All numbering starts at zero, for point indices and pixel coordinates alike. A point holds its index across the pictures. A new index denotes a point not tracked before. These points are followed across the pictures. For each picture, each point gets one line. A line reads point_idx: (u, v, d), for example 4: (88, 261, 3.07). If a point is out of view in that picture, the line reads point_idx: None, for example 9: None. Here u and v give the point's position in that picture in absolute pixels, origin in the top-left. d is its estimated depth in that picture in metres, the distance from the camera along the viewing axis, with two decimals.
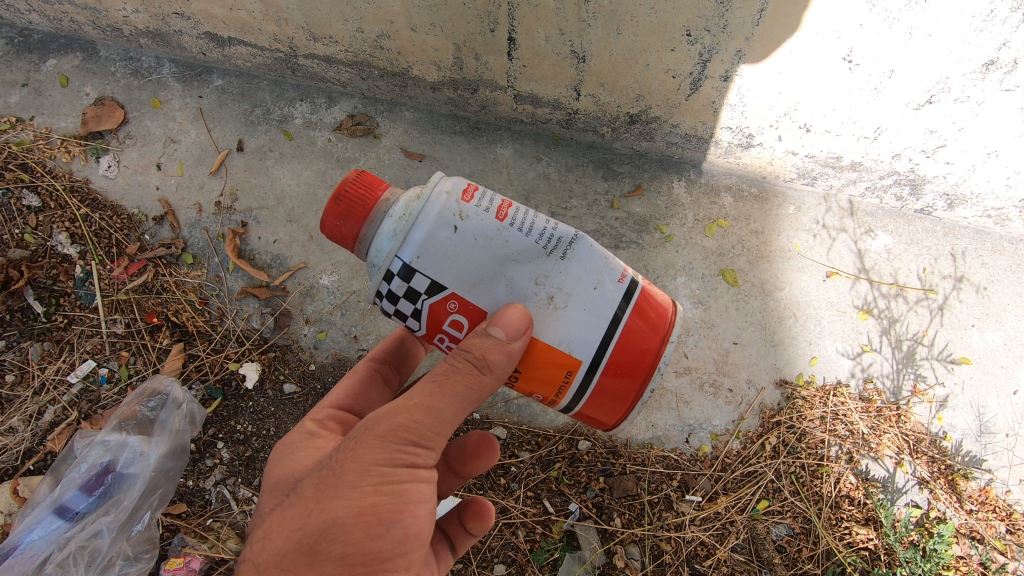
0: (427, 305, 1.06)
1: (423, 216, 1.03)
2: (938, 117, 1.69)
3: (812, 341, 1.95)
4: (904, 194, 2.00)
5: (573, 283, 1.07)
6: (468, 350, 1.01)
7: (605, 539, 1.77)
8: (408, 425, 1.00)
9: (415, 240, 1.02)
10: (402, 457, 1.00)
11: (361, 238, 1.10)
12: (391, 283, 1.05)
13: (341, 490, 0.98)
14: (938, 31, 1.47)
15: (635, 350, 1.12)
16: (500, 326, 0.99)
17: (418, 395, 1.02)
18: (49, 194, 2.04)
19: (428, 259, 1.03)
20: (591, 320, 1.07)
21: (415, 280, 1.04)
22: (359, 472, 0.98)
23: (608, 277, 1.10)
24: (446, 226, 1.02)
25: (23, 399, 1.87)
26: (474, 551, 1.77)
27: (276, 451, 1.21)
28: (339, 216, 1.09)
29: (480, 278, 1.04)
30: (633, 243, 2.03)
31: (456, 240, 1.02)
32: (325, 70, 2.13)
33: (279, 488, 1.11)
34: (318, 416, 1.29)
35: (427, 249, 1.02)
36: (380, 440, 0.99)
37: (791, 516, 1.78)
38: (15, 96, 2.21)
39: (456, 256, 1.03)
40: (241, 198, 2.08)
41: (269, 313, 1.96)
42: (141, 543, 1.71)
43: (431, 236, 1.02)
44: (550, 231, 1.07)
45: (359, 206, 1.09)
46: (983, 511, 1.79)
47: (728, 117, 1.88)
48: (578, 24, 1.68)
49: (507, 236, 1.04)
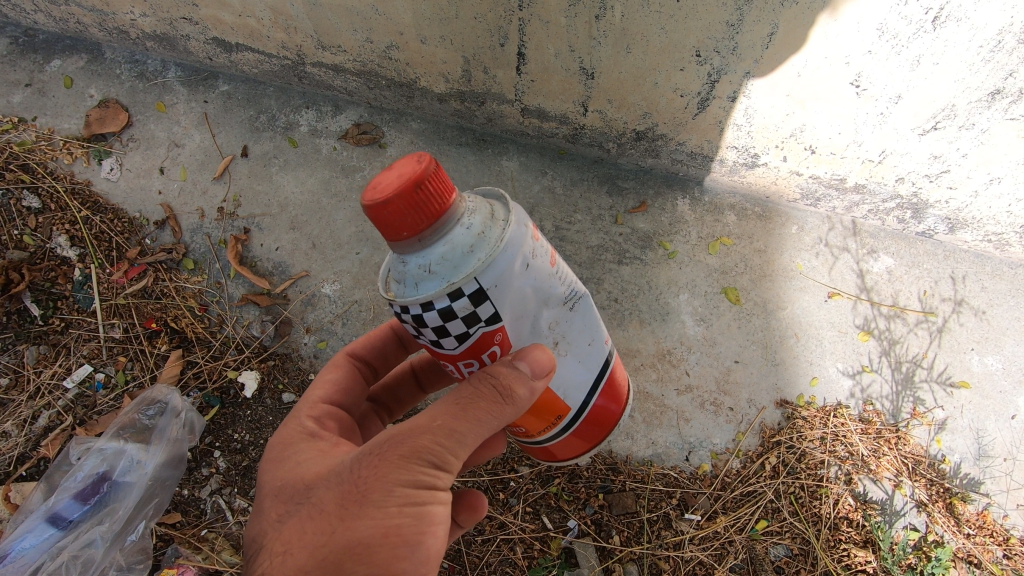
0: (478, 333, 0.92)
1: (510, 241, 0.87)
2: (942, 142, 1.71)
3: (813, 361, 1.95)
4: (906, 217, 2.02)
5: (576, 332, 1.05)
6: (496, 381, 0.96)
7: (604, 556, 1.76)
8: (433, 445, 0.94)
9: (500, 266, 0.86)
10: (425, 479, 0.94)
11: (422, 237, 0.83)
12: (456, 303, 0.86)
13: (365, 508, 0.91)
14: (945, 60, 1.48)
15: (606, 407, 1.21)
16: (526, 362, 0.96)
17: (442, 416, 0.96)
18: (50, 196, 2.02)
19: (503, 290, 0.89)
20: (582, 373, 1.10)
21: (482, 307, 0.88)
22: (384, 492, 0.91)
23: (601, 333, 1.13)
24: (522, 260, 0.89)
25: (18, 403, 1.84)
26: (472, 565, 1.75)
27: (272, 453, 1.10)
28: (405, 203, 0.80)
29: (523, 316, 0.95)
30: (636, 259, 2.03)
31: (525, 277, 0.91)
32: (332, 79, 2.13)
33: (282, 495, 1.00)
34: (315, 413, 1.19)
35: (504, 280, 0.88)
36: (404, 459, 0.93)
37: (790, 537, 1.77)
38: (18, 96, 2.19)
39: (520, 293, 0.92)
40: (244, 204, 2.07)
41: (269, 321, 1.94)
42: (135, 553, 1.67)
43: (511, 268, 0.88)
44: (575, 281, 1.04)
45: (436, 201, 0.82)
46: (981, 535, 1.79)
47: (733, 136, 1.89)
48: (588, 41, 1.69)
49: (555, 283, 0.97)
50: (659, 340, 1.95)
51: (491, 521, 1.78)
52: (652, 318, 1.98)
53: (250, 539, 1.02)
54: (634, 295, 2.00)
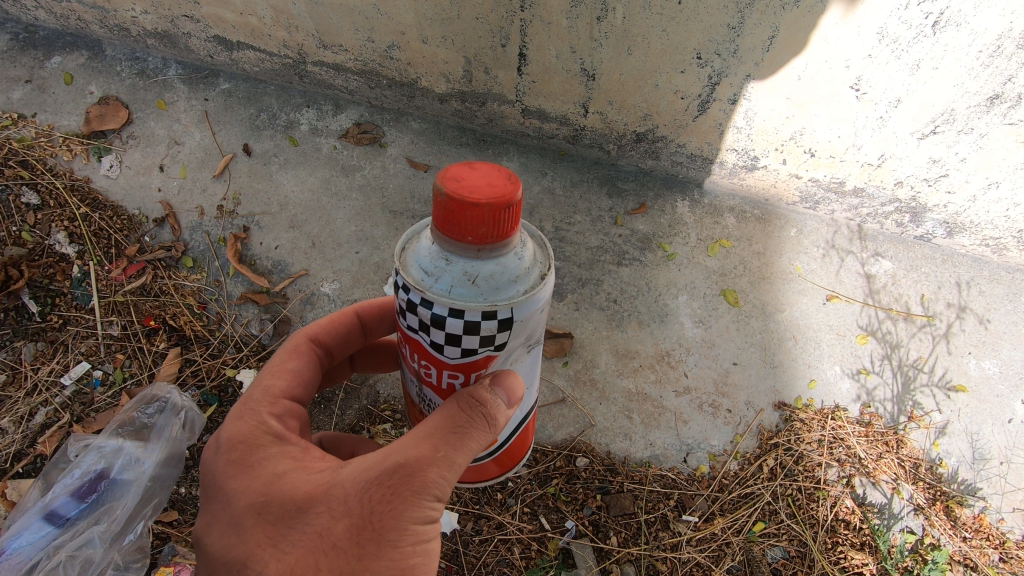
0: (482, 354, 0.85)
1: (545, 286, 0.83)
2: (941, 146, 1.71)
3: (811, 364, 1.96)
4: (905, 221, 2.03)
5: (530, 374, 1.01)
6: (485, 411, 0.90)
7: (603, 557, 1.73)
8: (443, 479, 0.88)
9: (533, 305, 0.82)
10: (432, 513, 0.89)
11: (482, 250, 0.77)
12: (484, 321, 0.79)
13: (382, 550, 0.85)
14: (943, 64, 1.50)
15: (520, 444, 1.24)
16: (506, 392, 0.91)
17: (449, 447, 0.88)
18: (49, 192, 2.02)
19: (522, 326, 0.84)
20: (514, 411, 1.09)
21: (501, 335, 0.82)
22: (399, 532, 0.86)
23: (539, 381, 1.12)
24: (546, 305, 0.86)
25: (14, 400, 1.84)
26: (470, 565, 1.72)
27: (232, 455, 0.93)
28: (488, 215, 0.74)
29: (517, 351, 0.91)
30: (636, 260, 2.04)
31: (540, 320, 0.87)
32: (333, 78, 2.13)
33: (267, 516, 0.87)
34: (275, 411, 0.99)
35: (527, 319, 0.83)
36: (417, 496, 0.86)
37: (787, 539, 1.76)
38: (17, 92, 2.19)
39: (528, 332, 0.87)
40: (244, 202, 2.07)
41: (268, 320, 1.93)
42: (132, 552, 1.65)
43: (537, 308, 0.84)
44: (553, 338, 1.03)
45: (512, 224, 0.77)
46: (978, 539, 1.78)
47: (734, 138, 1.90)
48: (589, 43, 1.70)
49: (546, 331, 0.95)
50: (657, 342, 1.96)
51: (489, 522, 1.77)
52: (650, 320, 1.98)
53: (219, 558, 0.89)
54: (633, 297, 2.00)
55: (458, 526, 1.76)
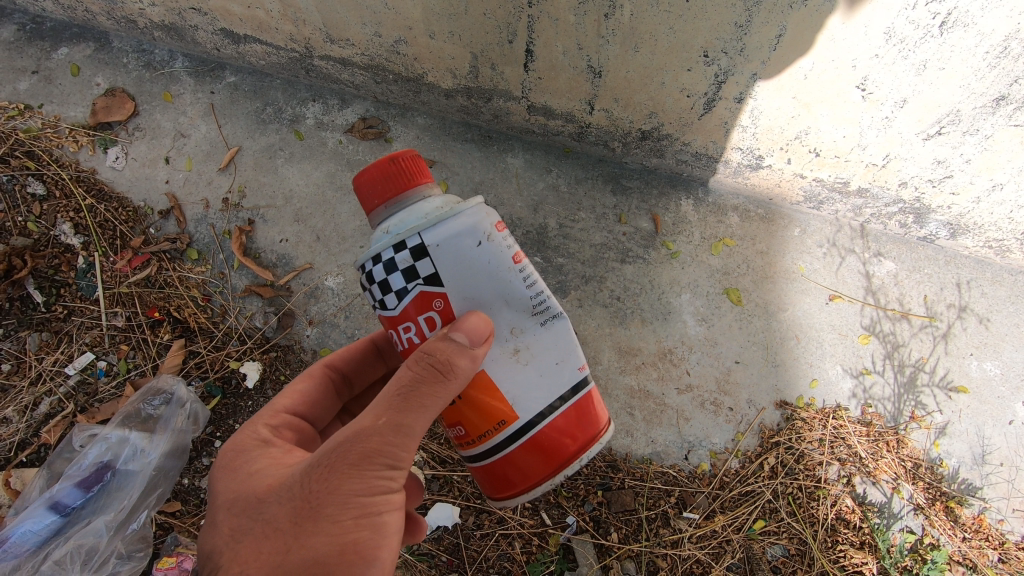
0: (418, 290, 0.95)
1: (462, 216, 0.95)
2: (946, 147, 1.72)
3: (812, 363, 1.96)
4: (908, 222, 2.03)
5: (543, 347, 1.02)
6: (433, 356, 0.92)
7: (603, 553, 1.76)
8: (384, 447, 0.91)
9: (444, 228, 0.93)
10: (379, 485, 0.92)
11: (389, 206, 0.98)
12: (398, 253, 0.93)
13: (320, 524, 0.89)
14: (951, 65, 1.49)
15: (564, 432, 1.04)
16: (465, 333, 0.93)
17: (389, 413, 0.93)
18: (54, 183, 2.02)
19: (446, 255, 0.93)
20: (538, 384, 1.01)
21: (422, 263, 0.93)
22: (338, 506, 0.89)
23: (573, 361, 1.07)
24: (474, 235, 0.95)
25: (19, 389, 1.84)
26: (471, 560, 1.76)
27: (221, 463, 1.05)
28: (383, 172, 0.98)
29: (471, 297, 0.96)
30: (639, 258, 2.04)
31: (476, 252, 0.95)
32: (339, 72, 2.13)
33: (234, 507, 0.96)
34: (273, 422, 1.14)
35: (448, 246, 0.93)
36: (356, 467, 0.90)
37: (787, 537, 1.78)
38: (24, 83, 2.19)
39: (466, 267, 0.95)
40: (249, 195, 2.08)
41: (272, 313, 1.95)
42: (135, 541, 1.70)
43: (458, 236, 0.94)
44: (546, 299, 1.03)
45: (410, 178, 0.99)
46: (977, 539, 1.81)
47: (739, 137, 1.90)
48: (597, 40, 1.70)
49: (514, 276, 0.98)
50: (660, 339, 1.96)
51: (489, 516, 1.79)
52: (653, 318, 1.98)
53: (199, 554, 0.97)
54: (637, 295, 2.00)
55: (459, 520, 1.78)
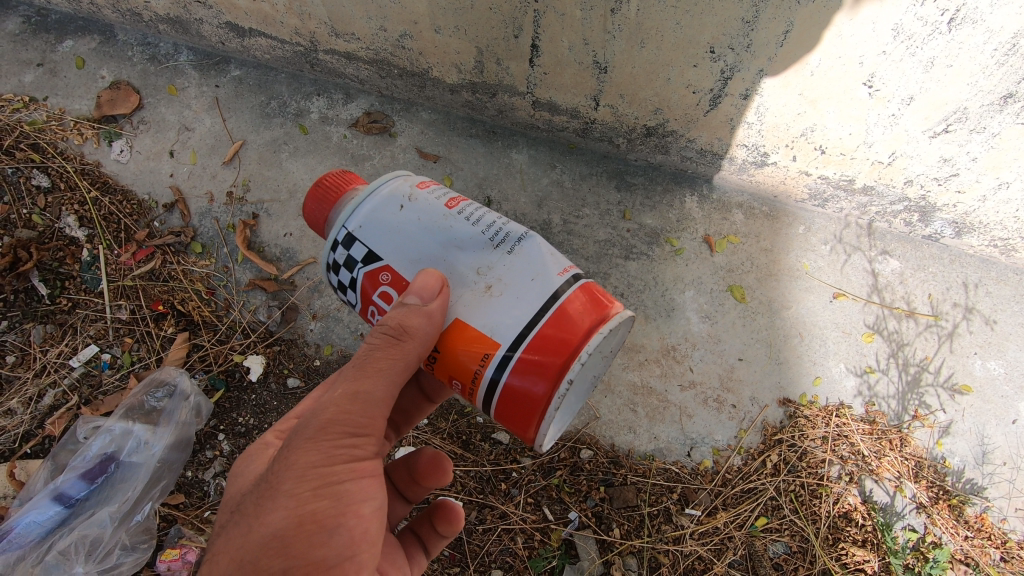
0: (362, 274, 1.07)
1: (376, 195, 1.10)
2: (953, 145, 1.71)
3: (816, 361, 1.96)
4: (914, 220, 2.03)
5: (514, 272, 0.99)
6: (387, 324, 0.99)
7: (604, 549, 1.76)
8: (339, 418, 1.00)
9: (361, 211, 1.08)
10: (339, 454, 1.00)
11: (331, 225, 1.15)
12: (336, 251, 1.09)
13: (279, 499, 0.97)
14: (959, 62, 1.49)
15: (554, 335, 0.93)
16: (415, 292, 0.98)
17: (345, 384, 1.02)
18: (59, 175, 2.02)
19: (373, 231, 1.07)
20: (514, 306, 0.96)
21: (355, 247, 1.07)
22: (297, 477, 0.97)
23: (551, 271, 1.00)
24: (394, 204, 1.08)
25: (23, 381, 1.85)
26: (473, 554, 1.76)
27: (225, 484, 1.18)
28: (316, 199, 1.15)
29: (417, 260, 1.04)
30: (643, 254, 2.04)
31: (400, 216, 1.07)
32: (344, 67, 2.13)
33: (220, 511, 1.06)
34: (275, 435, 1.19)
35: (371, 222, 1.07)
36: (313, 440, 0.99)
37: (789, 534, 1.78)
38: (29, 75, 2.19)
39: (396, 232, 1.06)
40: (253, 189, 2.08)
41: (276, 306, 1.95)
42: (138, 533, 1.70)
43: (377, 210, 1.08)
44: (499, 227, 1.05)
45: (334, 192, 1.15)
46: (980, 538, 1.81)
47: (745, 134, 1.89)
48: (603, 35, 1.69)
49: (452, 221, 1.05)
50: (664, 336, 1.96)
51: (492, 511, 1.79)
52: (657, 314, 1.98)
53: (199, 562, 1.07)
54: (640, 291, 2.00)
55: None
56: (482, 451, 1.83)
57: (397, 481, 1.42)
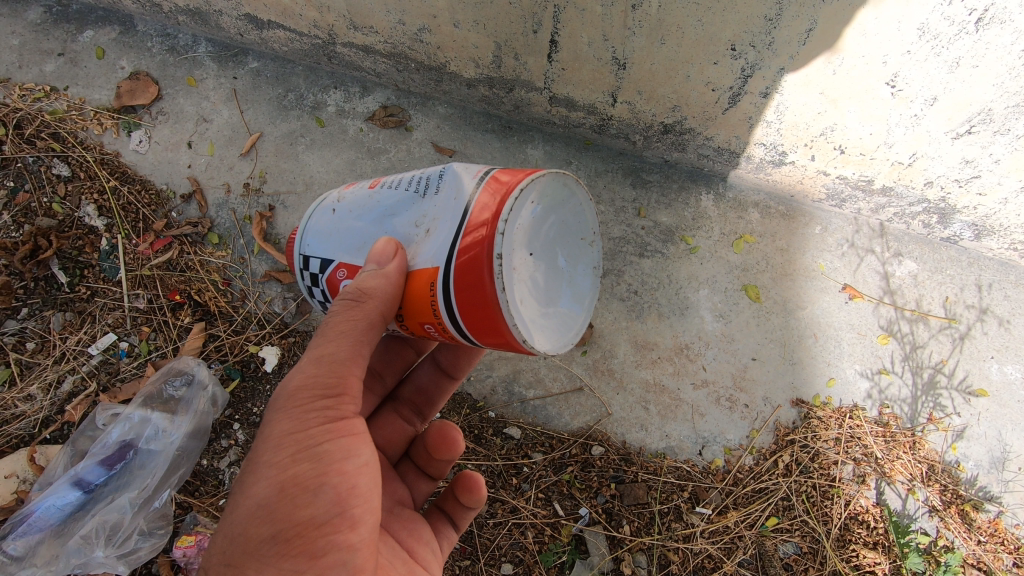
0: (326, 280, 1.17)
1: (317, 213, 1.23)
2: (975, 147, 1.69)
3: (830, 362, 1.95)
4: (932, 222, 2.01)
5: (436, 204, 1.01)
6: (348, 290, 1.04)
7: (614, 545, 1.77)
8: (308, 383, 1.03)
9: (307, 230, 1.22)
10: (315, 416, 1.02)
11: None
12: (303, 274, 1.22)
13: (261, 470, 1.00)
14: (985, 63, 1.47)
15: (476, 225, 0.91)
16: (372, 260, 1.03)
17: (312, 351, 1.05)
18: (79, 165, 2.04)
19: (318, 241, 1.18)
20: (444, 229, 0.96)
21: (311, 262, 1.19)
22: (275, 447, 1.01)
23: (464, 180, 0.99)
24: (330, 212, 1.19)
25: (43, 367, 1.88)
26: (483, 548, 1.77)
27: None
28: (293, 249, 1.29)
29: (363, 244, 1.12)
30: (658, 252, 2.03)
31: (336, 216, 1.17)
32: (361, 60, 2.13)
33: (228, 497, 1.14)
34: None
35: (316, 235, 1.19)
36: (286, 410, 1.02)
37: (800, 535, 1.78)
38: (50, 65, 2.21)
39: (336, 231, 1.16)
40: (270, 181, 2.09)
41: (291, 298, 1.97)
42: (156, 519, 1.73)
43: (319, 223, 1.20)
44: (419, 176, 1.08)
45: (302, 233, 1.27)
46: (992, 543, 1.80)
47: (763, 133, 1.88)
48: (622, 31, 1.68)
49: (379, 197, 1.12)
50: (677, 334, 1.96)
51: (503, 505, 1.80)
52: (671, 313, 1.98)
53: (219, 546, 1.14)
54: (655, 289, 2.00)
55: None
56: (493, 445, 1.84)
57: (418, 458, 1.46)
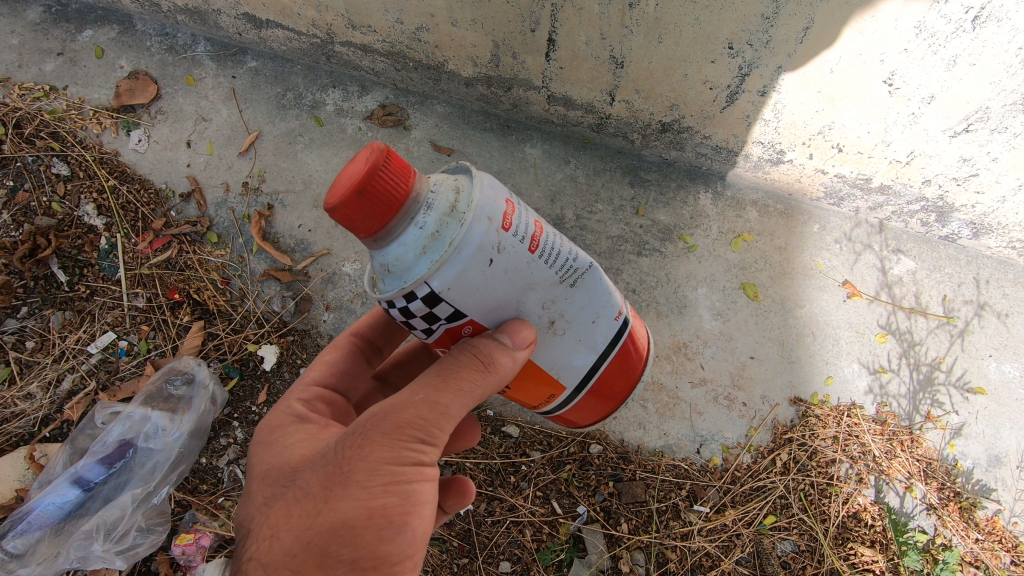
0: (443, 327, 1.00)
1: (464, 246, 0.90)
2: (973, 145, 1.69)
3: (828, 360, 1.95)
4: (931, 221, 2.01)
5: (576, 314, 1.10)
6: (477, 348, 1.01)
7: (612, 543, 1.77)
8: (415, 422, 1.00)
9: (450, 270, 0.90)
10: (408, 456, 1.00)
11: (377, 237, 0.91)
12: (411, 302, 0.94)
13: (350, 489, 0.98)
14: (982, 61, 1.47)
15: (610, 376, 1.25)
16: (507, 333, 1.01)
17: (425, 390, 1.02)
18: (79, 164, 2.05)
19: (459, 289, 0.93)
20: (577, 349, 1.15)
21: (439, 307, 0.95)
22: (369, 471, 0.98)
23: (608, 314, 1.17)
24: (484, 259, 0.92)
25: (43, 365, 1.88)
26: (481, 546, 1.77)
27: (259, 436, 1.18)
28: (355, 209, 0.88)
29: (496, 307, 1.00)
30: (656, 251, 2.03)
31: (490, 272, 0.94)
32: (360, 59, 2.13)
33: (269, 478, 1.08)
34: (305, 396, 1.26)
35: (460, 282, 0.92)
36: (387, 437, 0.99)
37: (798, 533, 1.78)
38: (49, 64, 2.21)
39: (482, 289, 0.95)
40: (268, 180, 2.09)
41: (290, 297, 1.96)
42: (154, 516, 1.73)
43: (466, 269, 0.91)
44: (570, 262, 1.06)
45: (384, 204, 0.89)
46: (990, 541, 1.80)
47: (761, 131, 1.88)
48: (620, 29, 1.68)
49: (533, 268, 0.99)
50: (675, 333, 1.96)
51: (501, 503, 1.80)
52: (669, 311, 1.98)
53: (238, 516, 1.09)
54: (653, 288, 2.00)
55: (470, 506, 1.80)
56: (492, 444, 1.84)
57: None
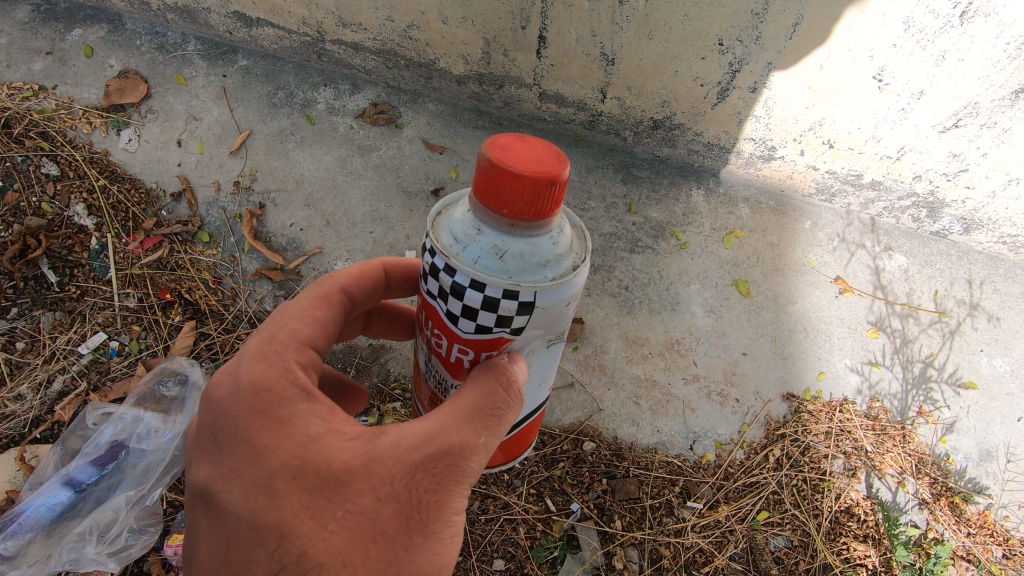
0: (497, 334, 0.77)
1: (576, 280, 0.76)
2: (962, 140, 1.71)
3: (821, 356, 1.96)
4: (921, 216, 2.03)
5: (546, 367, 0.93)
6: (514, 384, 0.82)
7: (605, 540, 1.72)
8: (479, 466, 0.82)
9: (557, 294, 0.74)
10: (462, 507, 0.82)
11: (516, 226, 0.71)
12: (506, 299, 0.72)
13: (427, 539, 0.77)
14: (970, 55, 1.50)
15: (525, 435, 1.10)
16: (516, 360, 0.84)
17: (489, 431, 0.81)
18: (69, 164, 2.04)
19: (543, 312, 0.76)
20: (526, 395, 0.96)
21: (517, 319, 0.75)
22: (444, 520, 0.79)
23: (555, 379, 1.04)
24: (572, 299, 0.78)
25: (33, 367, 1.87)
26: (474, 544, 1.71)
27: (253, 405, 0.78)
28: (530, 190, 0.68)
29: (534, 338, 0.81)
30: (648, 248, 2.03)
31: (562, 311, 0.79)
32: (351, 57, 2.15)
33: (303, 481, 0.75)
34: (301, 360, 0.84)
35: (548, 309, 0.76)
36: (459, 483, 0.79)
37: (790, 529, 1.75)
38: (38, 64, 2.20)
39: (546, 321, 0.78)
40: (260, 179, 2.08)
41: (282, 295, 1.94)
42: (146, 517, 1.70)
43: (560, 300, 0.76)
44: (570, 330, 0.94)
45: (553, 204, 0.70)
46: (982, 535, 1.79)
47: (752, 128, 1.89)
48: (610, 26, 1.69)
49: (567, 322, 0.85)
50: (668, 330, 1.96)
51: (494, 501, 1.76)
52: (662, 308, 1.98)
53: (245, 521, 0.75)
54: (645, 285, 2.00)
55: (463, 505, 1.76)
56: None
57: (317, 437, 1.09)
